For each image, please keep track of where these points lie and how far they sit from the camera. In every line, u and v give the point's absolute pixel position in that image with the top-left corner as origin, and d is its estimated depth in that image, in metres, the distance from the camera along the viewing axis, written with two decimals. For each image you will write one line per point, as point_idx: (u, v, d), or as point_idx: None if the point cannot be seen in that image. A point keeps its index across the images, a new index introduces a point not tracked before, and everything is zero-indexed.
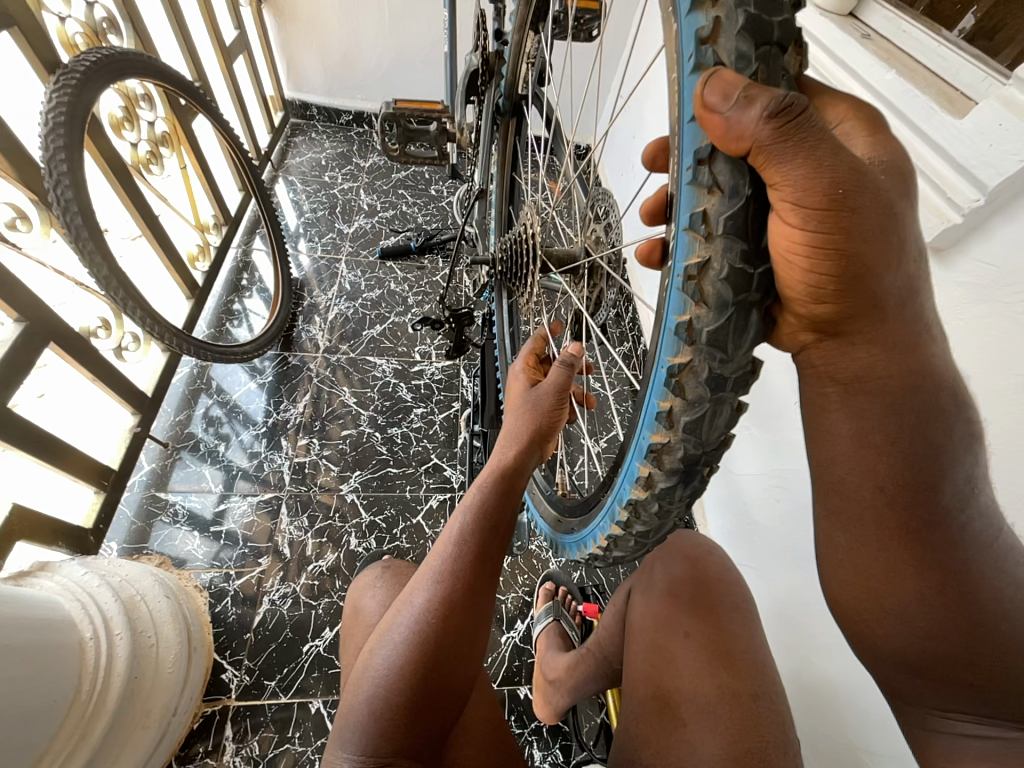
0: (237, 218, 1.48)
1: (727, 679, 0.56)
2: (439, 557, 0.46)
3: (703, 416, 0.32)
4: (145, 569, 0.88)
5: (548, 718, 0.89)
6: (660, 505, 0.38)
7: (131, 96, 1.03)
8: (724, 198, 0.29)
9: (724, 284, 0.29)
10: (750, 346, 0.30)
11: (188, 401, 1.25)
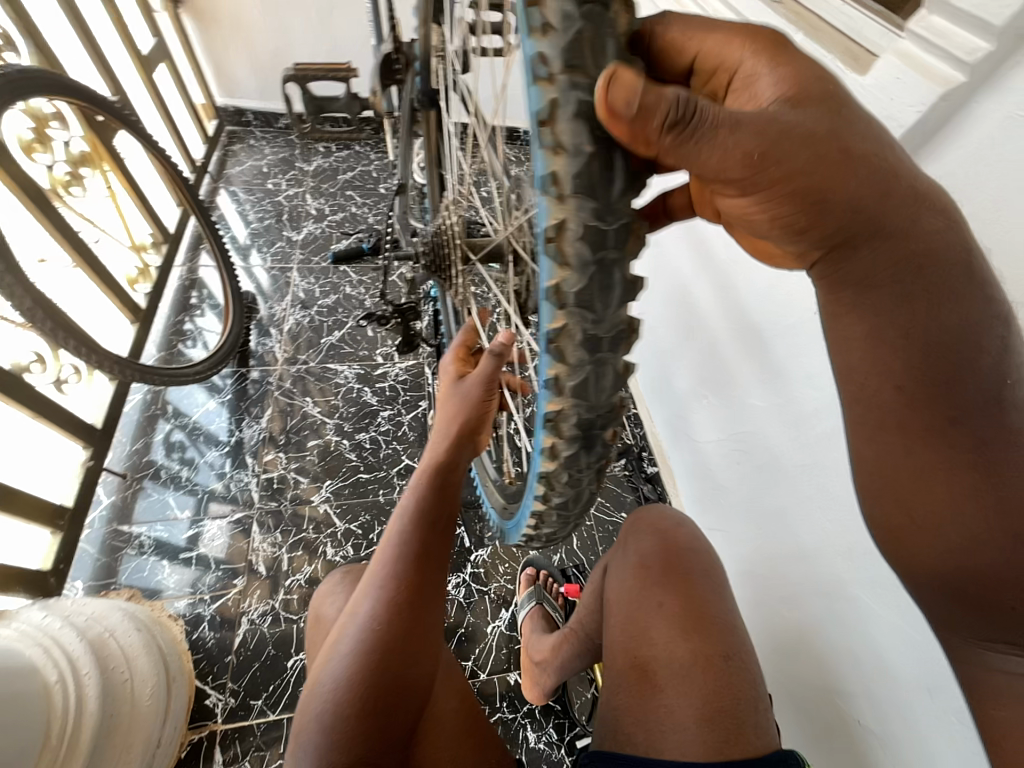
0: (178, 235, 1.43)
1: (699, 644, 0.57)
2: (380, 564, 0.49)
3: (587, 380, 0.30)
4: (114, 605, 0.86)
5: (537, 698, 0.91)
6: (570, 475, 0.36)
7: (40, 117, 0.97)
8: (573, 169, 0.25)
9: (583, 244, 0.26)
10: (621, 304, 0.28)
11: (144, 428, 1.21)
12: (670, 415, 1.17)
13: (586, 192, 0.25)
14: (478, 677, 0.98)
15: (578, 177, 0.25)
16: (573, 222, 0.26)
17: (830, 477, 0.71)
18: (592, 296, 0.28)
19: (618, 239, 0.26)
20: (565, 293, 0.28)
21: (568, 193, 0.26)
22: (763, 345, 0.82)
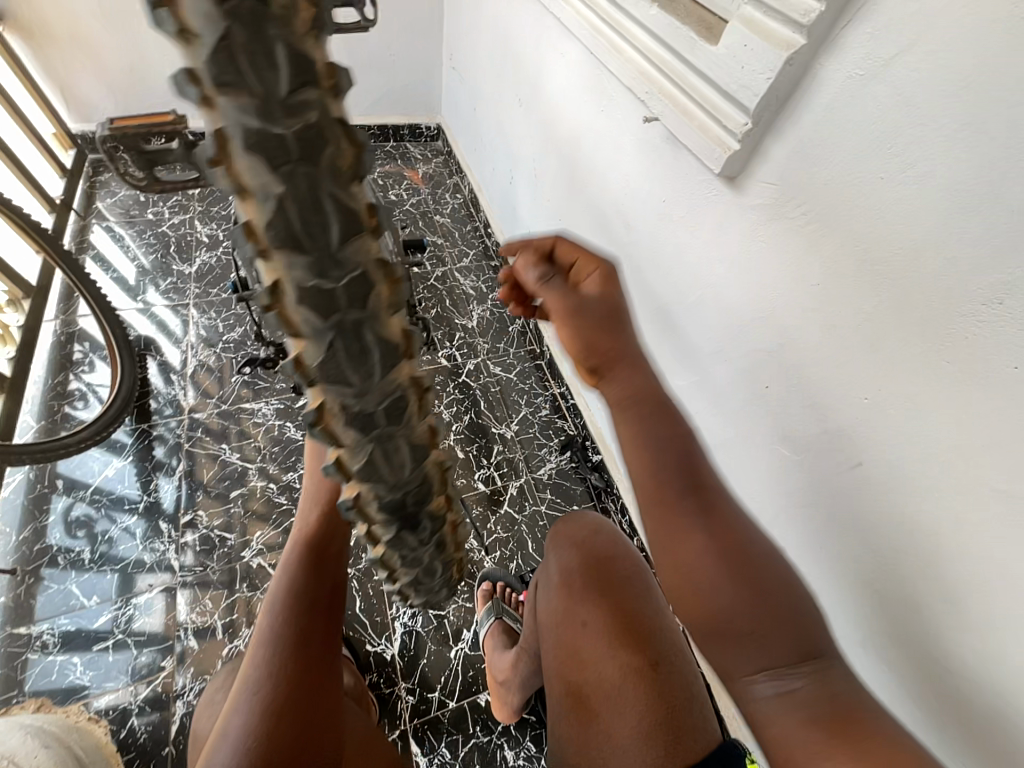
0: (43, 288, 1.27)
1: (629, 656, 0.55)
2: (250, 669, 0.41)
3: (372, 457, 0.27)
4: (12, 726, 0.76)
5: (508, 717, 0.89)
6: (404, 553, 0.35)
7: None
8: (275, 235, 0.19)
9: (310, 317, 0.21)
10: (382, 374, 0.24)
11: (34, 511, 1.07)
12: (605, 403, 1.16)
13: (299, 260, 0.19)
14: (447, 706, 0.94)
15: (278, 239, 0.19)
16: (293, 294, 0.20)
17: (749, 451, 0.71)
18: (348, 379, 0.23)
19: (353, 302, 0.21)
20: (314, 375, 0.23)
21: (277, 262, 0.19)
22: (673, 326, 0.81)
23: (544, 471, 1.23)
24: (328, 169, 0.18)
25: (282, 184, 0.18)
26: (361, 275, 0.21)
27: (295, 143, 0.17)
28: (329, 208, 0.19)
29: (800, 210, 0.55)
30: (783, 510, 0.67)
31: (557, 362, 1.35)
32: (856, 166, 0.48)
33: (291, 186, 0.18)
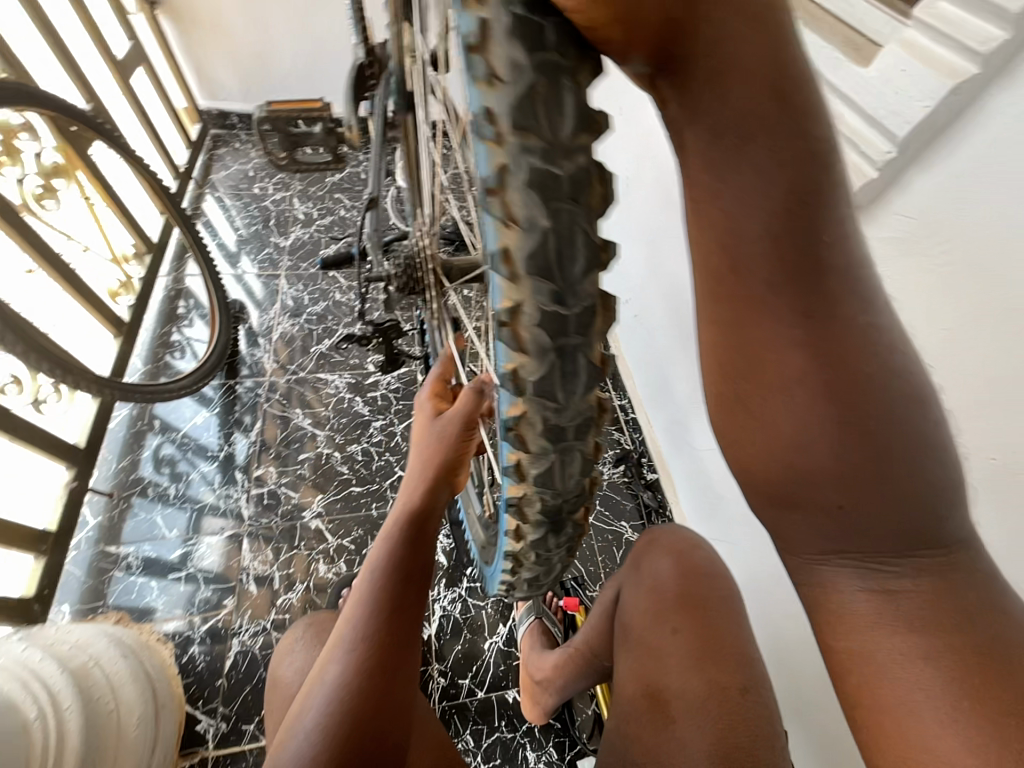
0: (161, 245, 1.39)
1: (714, 674, 0.56)
2: (351, 620, 0.47)
3: (551, 468, 0.30)
4: (99, 632, 0.83)
5: (537, 718, 0.89)
6: (538, 554, 0.38)
7: (9, 129, 0.94)
8: (523, 237, 0.22)
9: (540, 330, 0.25)
10: (584, 393, 0.27)
11: (132, 445, 1.18)
12: (669, 423, 1.14)
13: (533, 259, 0.23)
14: (475, 695, 0.96)
15: (526, 241, 0.23)
16: (522, 295, 0.24)
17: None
18: (551, 376, 0.26)
19: (580, 325, 0.25)
20: (522, 366, 0.26)
21: (517, 262, 0.23)
22: None
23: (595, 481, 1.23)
24: (568, 185, 0.22)
25: (537, 200, 0.22)
26: (588, 306, 0.25)
27: (555, 157, 0.22)
28: (579, 241, 0.23)
29: (940, 246, 0.50)
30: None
31: (620, 375, 1.35)
32: (1009, 211, 0.45)
33: (555, 222, 0.22)
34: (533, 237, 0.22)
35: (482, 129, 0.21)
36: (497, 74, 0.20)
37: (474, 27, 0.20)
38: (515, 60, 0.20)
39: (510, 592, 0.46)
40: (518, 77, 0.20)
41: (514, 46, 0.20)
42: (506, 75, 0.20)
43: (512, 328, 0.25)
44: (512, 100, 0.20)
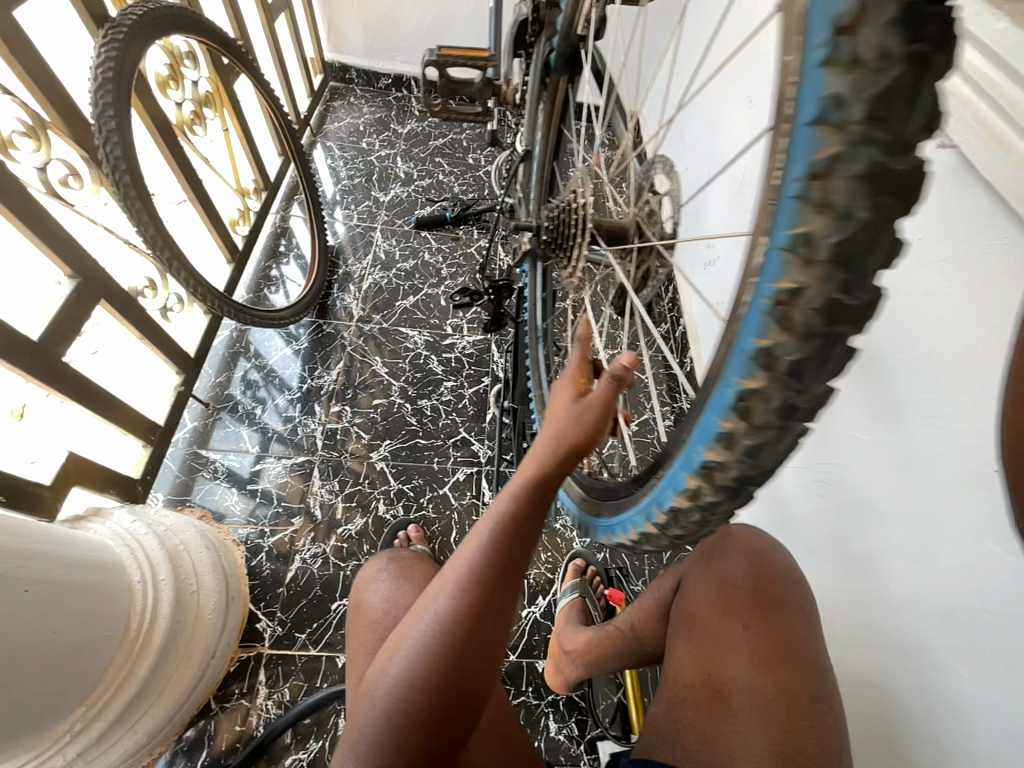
0: (276, 184, 1.48)
1: (784, 678, 0.55)
2: (464, 564, 0.48)
3: (765, 444, 0.31)
4: (189, 521, 0.92)
5: (559, 686, 0.91)
6: (702, 517, 0.37)
7: (175, 54, 1.02)
8: (837, 219, 0.24)
9: (816, 315, 0.26)
10: (831, 380, 0.28)
11: (228, 364, 1.28)
12: None
13: (834, 240, 0.24)
14: (506, 657, 0.98)
15: (826, 223, 0.24)
16: (812, 274, 0.25)
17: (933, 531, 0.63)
18: (809, 354, 0.27)
19: (857, 315, 0.26)
20: (779, 341, 0.27)
21: (812, 246, 0.25)
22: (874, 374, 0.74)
23: None
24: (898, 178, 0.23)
25: (859, 188, 0.23)
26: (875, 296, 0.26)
27: (891, 149, 0.23)
28: (887, 237, 0.24)
29: None
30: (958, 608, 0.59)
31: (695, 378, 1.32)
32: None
33: (875, 214, 0.24)
34: (847, 222, 0.24)
35: (828, 117, 0.23)
36: (851, 60, 0.22)
37: (851, 9, 0.22)
38: (887, 43, 0.22)
39: (637, 547, 0.47)
40: (878, 61, 0.22)
41: (895, 35, 0.21)
42: (865, 62, 0.22)
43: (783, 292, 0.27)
44: (865, 89, 0.22)
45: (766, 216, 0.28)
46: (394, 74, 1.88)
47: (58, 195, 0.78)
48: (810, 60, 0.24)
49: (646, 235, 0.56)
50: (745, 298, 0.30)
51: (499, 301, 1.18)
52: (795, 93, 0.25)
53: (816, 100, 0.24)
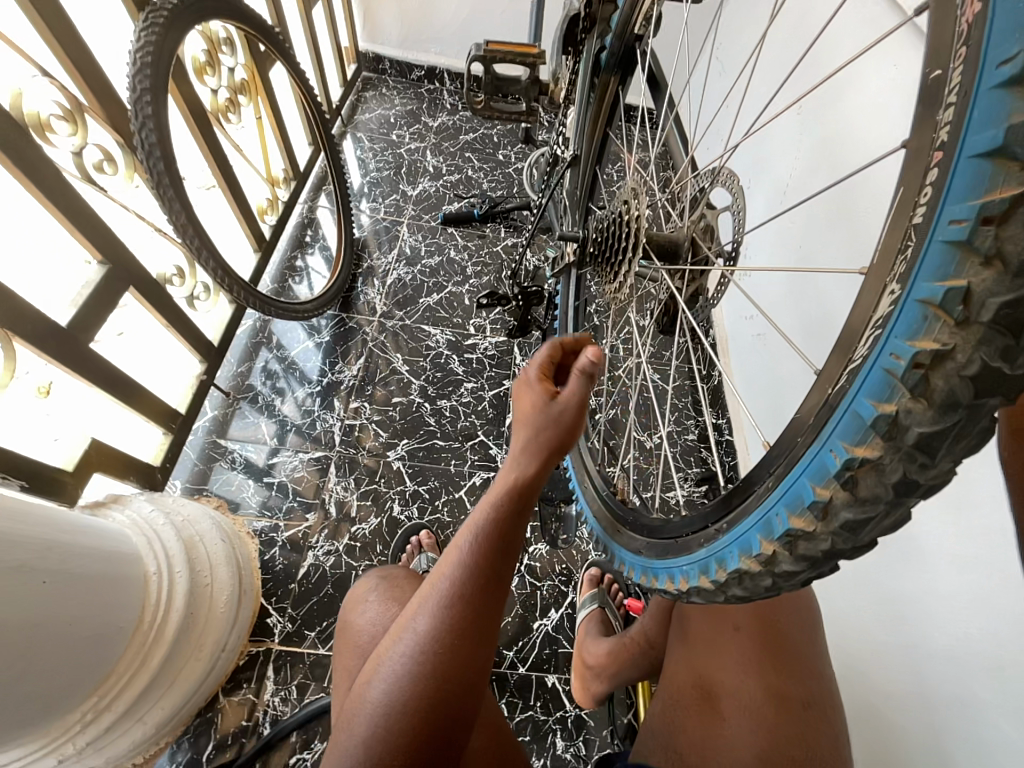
0: (306, 173, 1.47)
1: (775, 682, 0.54)
2: (445, 579, 0.47)
3: (872, 517, 0.30)
4: (205, 512, 0.91)
5: (588, 705, 0.86)
6: (775, 582, 0.36)
7: (213, 40, 1.01)
8: (1007, 276, 0.24)
9: (963, 384, 0.25)
10: (960, 457, 0.27)
11: (250, 353, 1.28)
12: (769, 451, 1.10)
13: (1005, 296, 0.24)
14: (516, 669, 0.96)
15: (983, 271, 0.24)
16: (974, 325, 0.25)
17: (985, 578, 0.59)
18: (950, 421, 0.26)
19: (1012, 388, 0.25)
20: (916, 399, 0.27)
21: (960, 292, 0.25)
22: None
23: (673, 494, 1.19)
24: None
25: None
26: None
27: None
28: None
29: None
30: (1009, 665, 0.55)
31: (723, 392, 1.28)
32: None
33: None
34: (1022, 278, 0.23)
35: (1010, 149, 0.23)
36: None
37: None
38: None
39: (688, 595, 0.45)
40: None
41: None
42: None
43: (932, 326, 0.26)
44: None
45: (906, 266, 0.28)
46: (427, 66, 1.85)
47: (92, 180, 0.77)
48: (993, 86, 0.23)
49: (703, 251, 0.58)
50: (868, 350, 0.30)
51: (528, 308, 1.19)
52: (961, 125, 0.24)
53: (995, 129, 0.23)
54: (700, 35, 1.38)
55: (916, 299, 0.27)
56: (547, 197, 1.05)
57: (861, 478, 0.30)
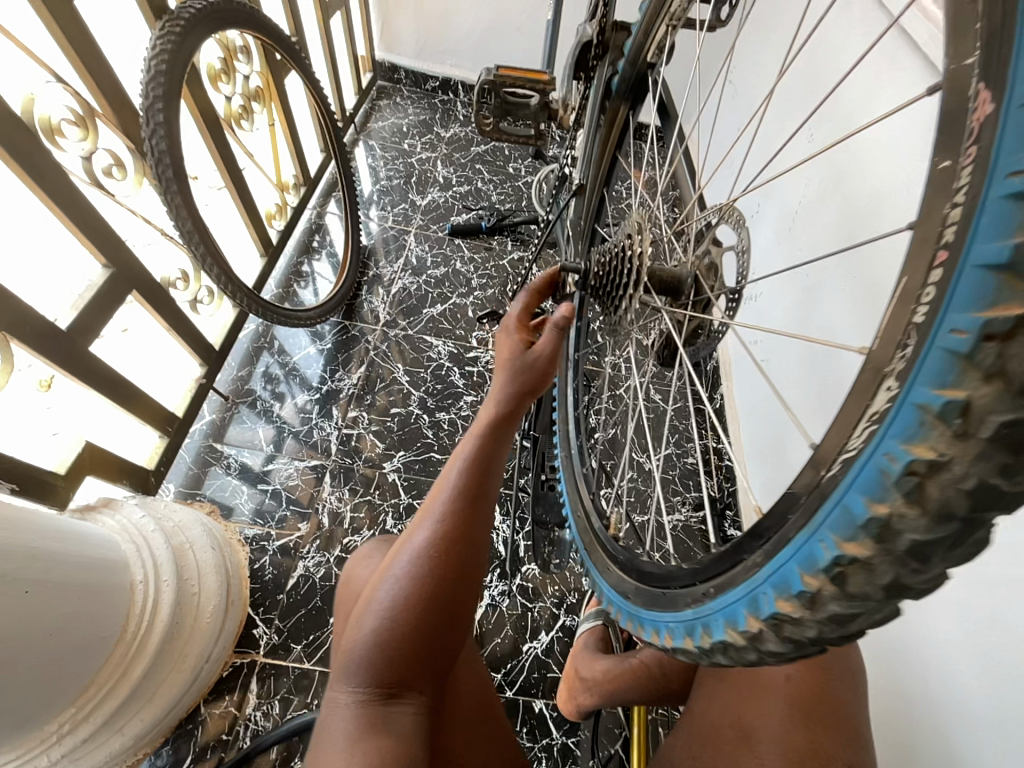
0: (316, 180, 1.47)
1: (823, 741, 0.52)
2: (444, 489, 0.52)
3: (862, 611, 0.29)
4: (197, 518, 0.90)
5: (571, 714, 0.87)
6: (761, 660, 0.35)
7: (229, 47, 1.02)
8: (1009, 393, 0.23)
9: (961, 496, 0.25)
10: (952, 563, 0.26)
11: (251, 357, 1.27)
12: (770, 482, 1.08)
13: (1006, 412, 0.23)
14: (503, 692, 0.94)
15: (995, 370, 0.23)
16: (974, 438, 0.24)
17: (995, 634, 0.58)
18: (945, 532, 0.25)
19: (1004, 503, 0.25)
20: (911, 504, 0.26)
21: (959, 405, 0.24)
22: None
23: (670, 519, 1.17)
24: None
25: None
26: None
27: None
28: None
29: None
30: (1017, 726, 0.54)
31: (725, 417, 1.27)
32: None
33: None
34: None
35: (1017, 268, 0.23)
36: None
37: None
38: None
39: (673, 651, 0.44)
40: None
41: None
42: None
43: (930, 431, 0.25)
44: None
45: (904, 360, 0.27)
46: (442, 77, 1.87)
47: (99, 184, 0.77)
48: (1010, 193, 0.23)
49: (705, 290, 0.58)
50: (862, 443, 0.29)
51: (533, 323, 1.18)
52: (976, 206, 0.24)
53: (1002, 242, 0.23)
54: (715, 59, 1.39)
55: (912, 402, 0.26)
56: (555, 215, 1.04)
57: (851, 576, 0.29)
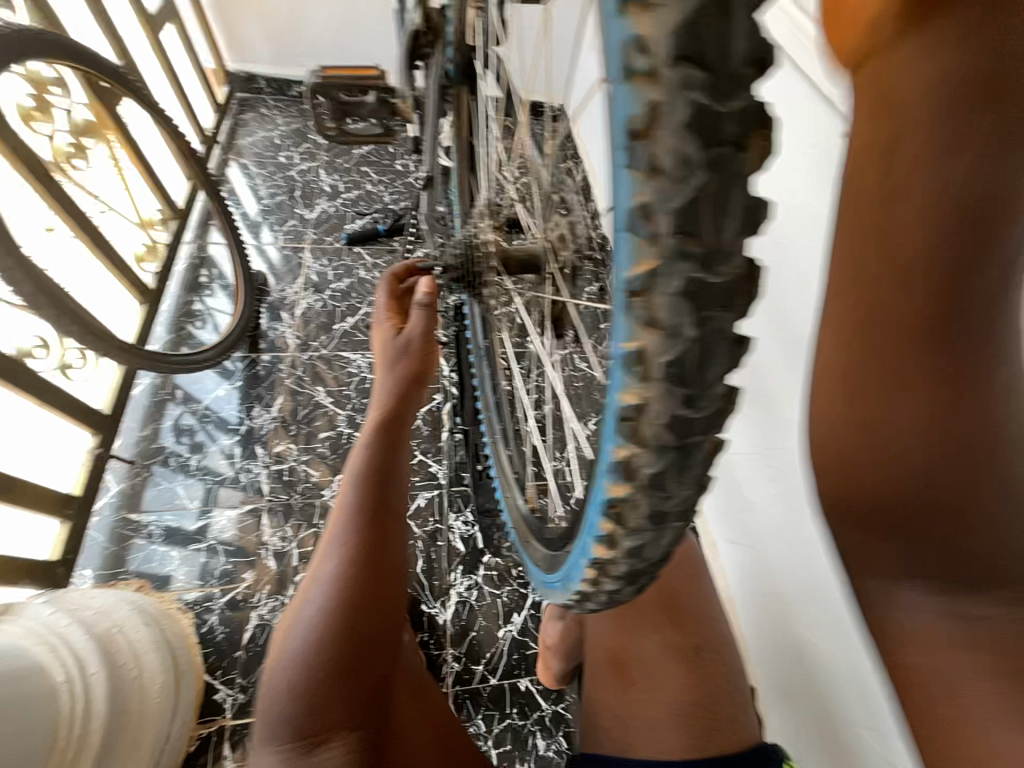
0: (186, 211, 1.36)
1: (673, 635, 0.59)
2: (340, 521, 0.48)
3: (646, 543, 0.30)
4: (122, 599, 0.84)
5: (548, 680, 0.91)
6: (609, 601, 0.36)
7: (41, 81, 0.91)
8: (666, 336, 0.23)
9: (664, 428, 0.25)
10: (694, 483, 0.27)
11: (153, 415, 1.16)
12: None
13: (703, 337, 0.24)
14: (488, 681, 0.96)
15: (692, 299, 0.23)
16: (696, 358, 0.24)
17: None
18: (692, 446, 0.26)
19: (705, 429, 0.25)
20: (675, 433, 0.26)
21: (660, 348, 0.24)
22: (794, 357, 0.72)
23: None
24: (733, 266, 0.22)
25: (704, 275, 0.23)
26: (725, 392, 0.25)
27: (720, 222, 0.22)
28: (716, 353, 0.24)
29: None
30: None
31: None
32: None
33: (700, 330, 0.23)
34: (678, 339, 0.23)
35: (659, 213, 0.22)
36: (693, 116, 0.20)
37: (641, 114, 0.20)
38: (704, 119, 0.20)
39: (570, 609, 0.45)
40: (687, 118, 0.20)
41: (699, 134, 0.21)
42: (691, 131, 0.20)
43: (640, 375, 0.25)
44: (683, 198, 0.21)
45: None
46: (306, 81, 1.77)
47: None
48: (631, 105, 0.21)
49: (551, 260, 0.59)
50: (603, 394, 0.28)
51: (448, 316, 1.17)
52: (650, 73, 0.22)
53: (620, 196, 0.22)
54: None
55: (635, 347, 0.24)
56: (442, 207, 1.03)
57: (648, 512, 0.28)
